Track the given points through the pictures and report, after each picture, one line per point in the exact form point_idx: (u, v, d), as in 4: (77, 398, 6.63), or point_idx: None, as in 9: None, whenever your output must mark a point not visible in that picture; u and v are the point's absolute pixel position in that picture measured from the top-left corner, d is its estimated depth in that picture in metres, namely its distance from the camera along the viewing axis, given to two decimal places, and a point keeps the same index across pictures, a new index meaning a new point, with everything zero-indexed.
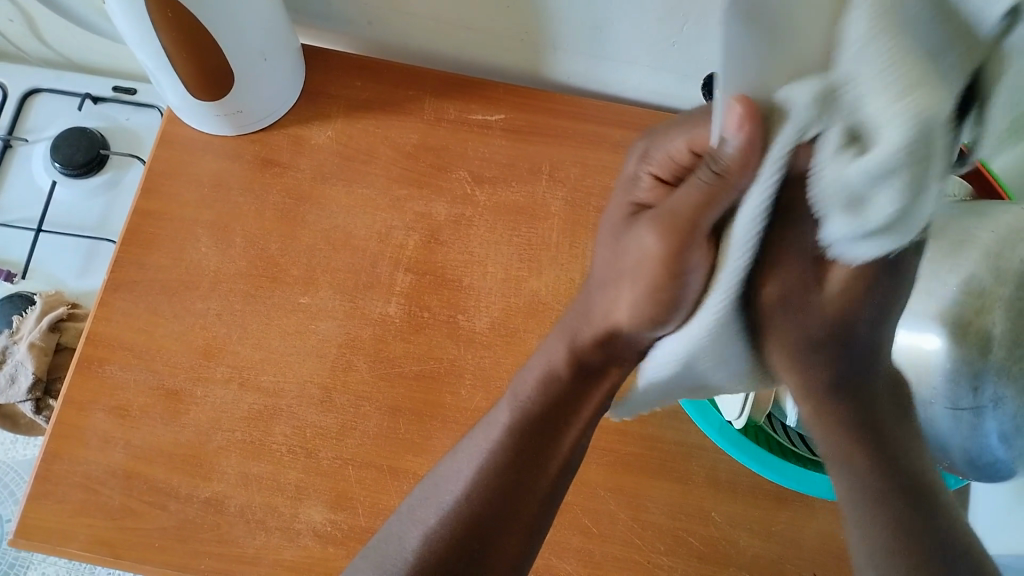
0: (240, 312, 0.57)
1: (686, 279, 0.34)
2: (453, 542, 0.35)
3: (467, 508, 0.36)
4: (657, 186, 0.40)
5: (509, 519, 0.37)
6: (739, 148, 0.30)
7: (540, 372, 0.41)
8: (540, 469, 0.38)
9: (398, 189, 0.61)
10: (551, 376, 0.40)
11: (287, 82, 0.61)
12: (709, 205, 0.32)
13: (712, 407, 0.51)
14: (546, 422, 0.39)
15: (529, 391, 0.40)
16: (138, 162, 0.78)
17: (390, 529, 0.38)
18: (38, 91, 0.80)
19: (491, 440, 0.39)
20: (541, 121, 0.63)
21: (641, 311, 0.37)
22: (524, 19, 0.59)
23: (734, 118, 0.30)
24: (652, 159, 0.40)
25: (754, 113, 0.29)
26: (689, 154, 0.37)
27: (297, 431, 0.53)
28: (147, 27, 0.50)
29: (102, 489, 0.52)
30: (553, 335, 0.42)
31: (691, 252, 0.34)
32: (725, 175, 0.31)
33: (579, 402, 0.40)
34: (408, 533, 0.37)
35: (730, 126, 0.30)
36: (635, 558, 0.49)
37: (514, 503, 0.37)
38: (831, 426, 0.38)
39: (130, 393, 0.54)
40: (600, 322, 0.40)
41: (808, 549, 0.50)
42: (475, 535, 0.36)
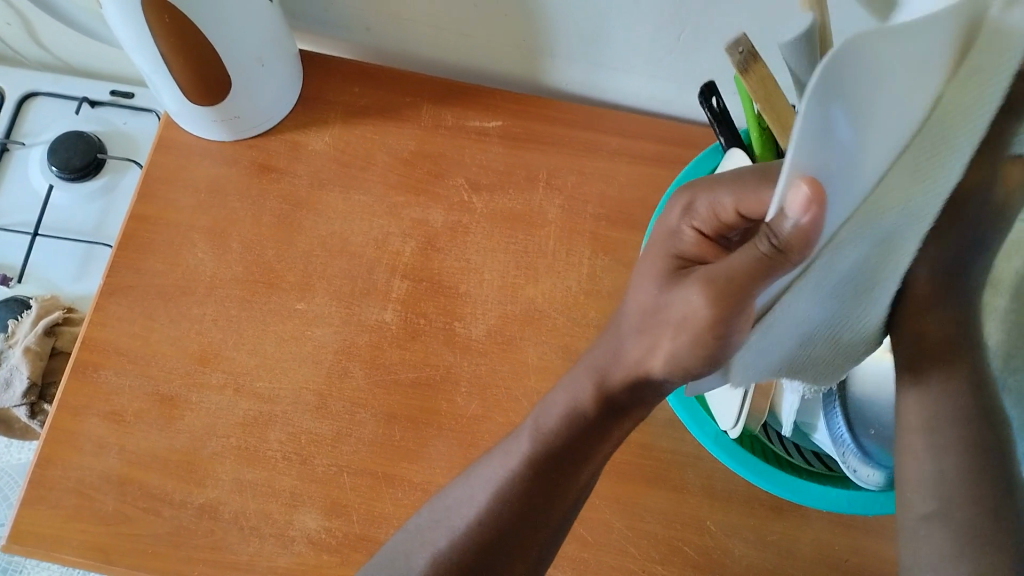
0: (235, 318, 0.57)
1: (731, 342, 0.31)
2: (459, 568, 0.37)
3: (477, 538, 0.38)
4: (702, 241, 0.37)
5: (514, 554, 0.38)
6: (805, 225, 0.25)
7: (564, 408, 0.39)
8: (556, 500, 0.39)
9: (395, 196, 0.61)
10: (574, 414, 0.39)
11: (283, 88, 0.61)
12: (765, 274, 0.28)
13: (707, 416, 0.51)
14: (561, 458, 0.39)
15: (551, 425, 0.39)
16: (134, 166, 0.78)
17: (397, 546, 0.40)
18: (36, 94, 0.80)
19: (507, 468, 0.39)
20: (538, 128, 0.63)
21: (681, 365, 0.34)
22: (522, 26, 0.59)
23: (799, 200, 0.24)
24: (696, 213, 0.39)
25: (824, 191, 0.24)
26: (735, 215, 0.37)
27: (291, 438, 0.53)
28: (144, 33, 0.50)
29: (95, 494, 0.51)
30: (579, 368, 0.40)
31: (740, 316, 0.31)
32: (785, 252, 0.27)
33: (603, 436, 0.39)
34: (417, 552, 0.39)
35: (795, 208, 0.24)
36: (630, 567, 0.49)
37: (519, 540, 0.38)
38: (928, 400, 0.37)
39: (125, 399, 0.54)
40: (632, 368, 0.37)
41: (802, 559, 0.50)
42: (481, 566, 0.37)
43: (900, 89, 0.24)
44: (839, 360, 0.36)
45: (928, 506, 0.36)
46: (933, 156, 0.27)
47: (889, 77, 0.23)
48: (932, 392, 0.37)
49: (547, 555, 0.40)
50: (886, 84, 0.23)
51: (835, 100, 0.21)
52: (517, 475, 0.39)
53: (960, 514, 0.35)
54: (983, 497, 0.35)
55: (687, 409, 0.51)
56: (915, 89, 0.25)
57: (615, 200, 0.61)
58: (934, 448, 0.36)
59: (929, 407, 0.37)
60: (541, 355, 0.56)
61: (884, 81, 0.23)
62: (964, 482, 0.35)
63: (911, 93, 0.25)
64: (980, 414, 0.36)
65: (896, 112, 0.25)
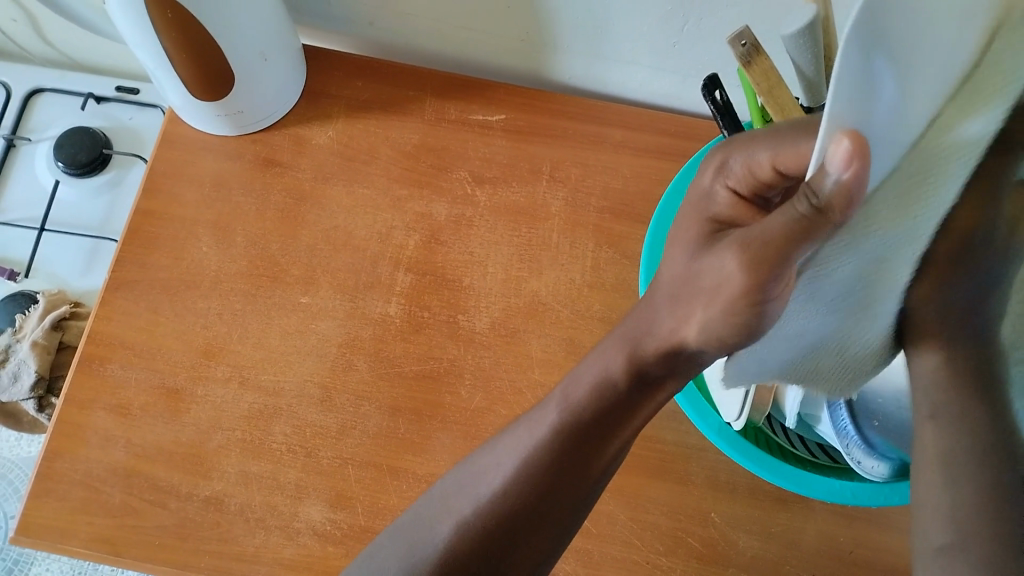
0: (240, 312, 0.57)
1: (766, 310, 0.30)
2: (482, 535, 0.37)
3: (499, 503, 0.38)
4: (737, 202, 0.36)
5: (545, 513, 0.38)
6: (845, 184, 0.24)
7: (594, 379, 0.38)
8: (584, 472, 0.38)
9: (399, 189, 0.61)
10: (605, 385, 0.38)
11: (287, 83, 0.61)
12: (801, 236, 0.27)
13: (710, 408, 0.51)
14: (600, 422, 0.38)
15: (580, 396, 0.38)
16: (139, 162, 0.78)
17: (418, 510, 0.41)
18: (41, 90, 0.81)
19: (535, 437, 0.39)
20: (540, 121, 0.63)
21: (714, 333, 0.32)
22: (524, 20, 0.59)
23: (841, 154, 0.23)
24: (732, 171, 0.36)
25: (865, 144, 0.23)
26: (772, 172, 0.34)
27: (296, 431, 0.53)
28: (148, 29, 0.50)
29: (102, 487, 0.52)
30: (609, 339, 0.39)
31: (777, 281, 0.29)
32: (826, 214, 0.26)
33: (634, 410, 0.38)
34: (442, 519, 0.39)
35: (836, 164, 0.24)
36: (634, 559, 0.49)
37: (546, 509, 0.38)
38: (941, 425, 0.36)
39: (131, 391, 0.54)
40: (666, 336, 0.35)
41: (806, 551, 0.50)
42: (503, 531, 0.37)
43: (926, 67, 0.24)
44: (852, 373, 0.36)
45: (943, 537, 0.35)
46: (926, 174, 0.27)
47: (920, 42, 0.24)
48: (945, 421, 0.36)
49: (573, 527, 0.40)
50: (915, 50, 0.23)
51: (887, 46, 0.22)
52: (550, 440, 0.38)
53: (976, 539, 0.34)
54: (999, 528, 0.34)
55: (691, 402, 0.51)
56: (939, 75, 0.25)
57: (619, 193, 0.61)
58: (946, 478, 0.36)
59: (943, 430, 0.36)
60: (545, 348, 0.56)
61: (910, 49, 0.23)
62: (979, 508, 0.34)
63: (940, 77, 0.25)
64: (992, 441, 0.36)
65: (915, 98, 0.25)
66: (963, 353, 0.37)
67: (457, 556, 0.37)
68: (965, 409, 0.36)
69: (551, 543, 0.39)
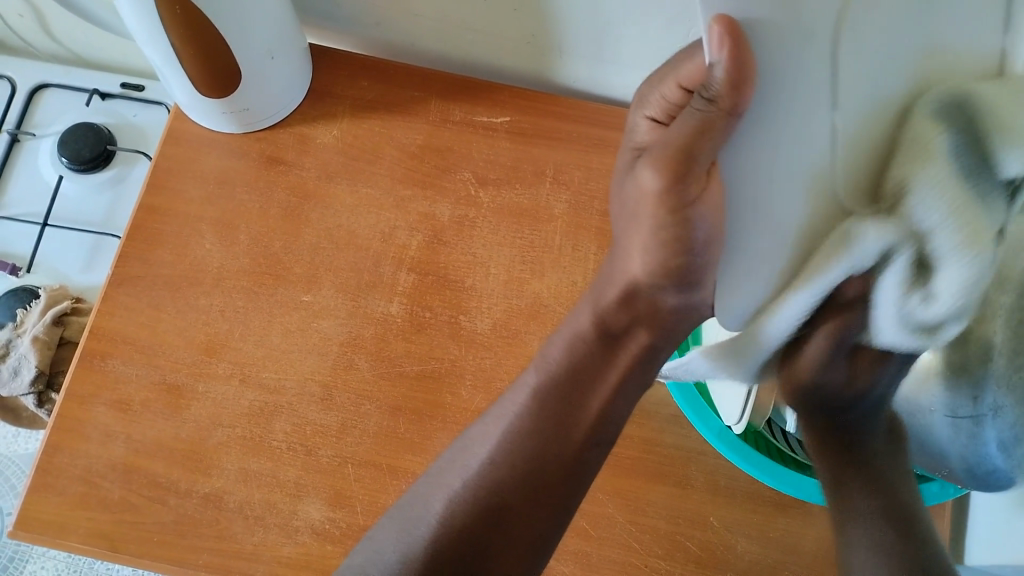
0: (242, 310, 0.57)
1: (691, 214, 0.33)
2: (474, 508, 0.39)
3: (488, 478, 0.40)
4: (655, 129, 0.40)
5: (536, 486, 0.40)
6: (728, 70, 0.27)
7: (567, 337, 0.42)
8: (565, 437, 0.41)
9: (402, 190, 0.61)
10: (576, 339, 0.42)
11: (293, 81, 0.61)
12: (702, 132, 0.30)
13: (711, 412, 0.51)
14: (576, 381, 0.42)
15: (556, 357, 0.42)
16: (143, 159, 0.78)
17: (418, 491, 0.41)
18: (46, 86, 0.81)
19: (518, 405, 0.42)
20: (546, 123, 0.63)
21: (657, 258, 0.37)
22: (531, 22, 0.59)
23: (715, 37, 0.27)
24: (648, 101, 0.39)
25: (739, 29, 0.26)
26: (680, 91, 0.37)
27: (297, 429, 0.53)
28: (156, 25, 0.50)
29: (102, 482, 0.52)
30: (580, 303, 0.43)
31: (689, 185, 0.32)
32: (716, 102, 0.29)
33: (604, 364, 0.42)
34: (434, 498, 0.40)
35: (715, 47, 0.27)
36: (631, 561, 0.49)
37: (534, 479, 0.40)
38: (830, 464, 0.47)
39: (132, 387, 0.54)
40: (621, 280, 0.40)
41: (805, 555, 0.50)
42: (493, 506, 0.39)
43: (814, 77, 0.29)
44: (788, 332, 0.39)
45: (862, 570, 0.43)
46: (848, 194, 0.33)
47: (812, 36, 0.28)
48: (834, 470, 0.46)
49: (571, 503, 0.41)
50: (811, 45, 0.28)
51: None
52: (533, 407, 0.41)
53: (877, 544, 0.43)
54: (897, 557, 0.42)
55: (691, 405, 0.52)
56: (817, 98, 0.30)
57: None
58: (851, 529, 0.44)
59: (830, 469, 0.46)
60: None
61: (813, 36, 0.28)
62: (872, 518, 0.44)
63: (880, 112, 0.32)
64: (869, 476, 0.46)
65: (786, 97, 0.29)
66: (836, 436, 0.47)
67: (453, 534, 0.39)
68: (856, 480, 0.46)
69: (548, 520, 0.40)
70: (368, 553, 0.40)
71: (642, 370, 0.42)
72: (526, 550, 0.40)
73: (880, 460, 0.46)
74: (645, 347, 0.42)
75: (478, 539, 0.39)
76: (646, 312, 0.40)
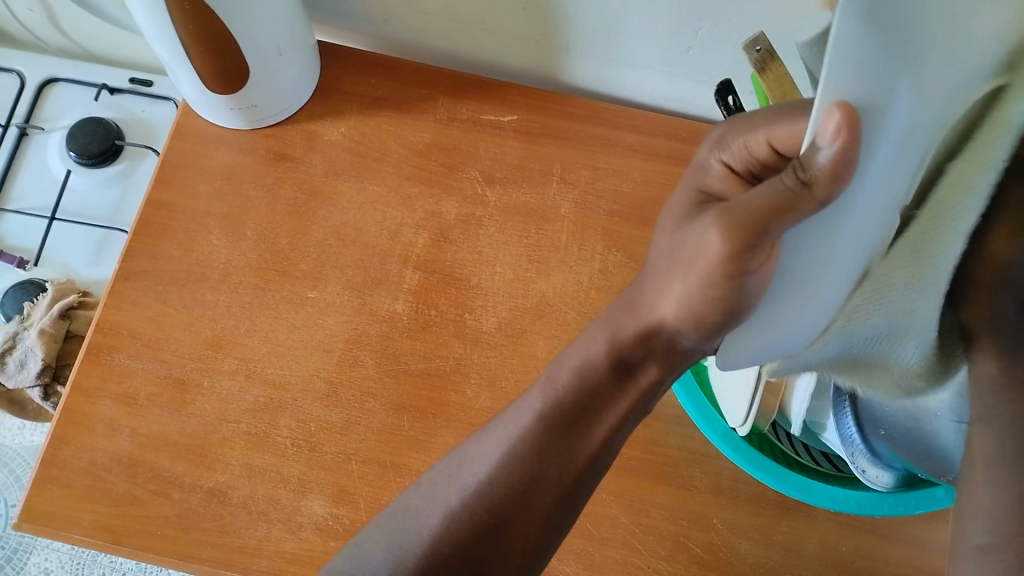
0: (248, 305, 0.57)
1: (746, 282, 0.30)
2: (471, 522, 0.37)
3: (488, 494, 0.38)
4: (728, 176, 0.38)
5: (535, 500, 0.38)
6: (834, 160, 0.25)
7: (577, 362, 0.39)
8: (569, 459, 0.38)
9: (409, 187, 0.61)
10: (585, 368, 0.38)
11: (301, 77, 0.61)
12: (781, 211, 0.28)
13: (715, 413, 0.51)
14: (584, 411, 0.38)
15: (564, 380, 0.39)
16: (150, 153, 0.79)
17: (408, 501, 0.40)
18: (56, 80, 0.81)
19: (522, 424, 0.39)
20: (553, 123, 0.63)
21: (692, 309, 0.33)
22: (540, 21, 0.59)
23: (830, 128, 0.25)
24: (727, 146, 0.38)
25: (857, 120, 0.24)
26: (768, 149, 0.36)
27: (301, 425, 0.53)
28: (165, 20, 0.50)
29: (107, 476, 0.52)
30: (595, 325, 0.40)
31: (752, 254, 0.29)
32: (813, 187, 0.27)
33: (612, 399, 0.38)
34: (429, 510, 0.38)
35: (826, 136, 0.25)
36: (634, 562, 0.49)
37: (531, 497, 0.38)
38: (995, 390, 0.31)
39: (137, 381, 0.55)
40: (647, 316, 0.37)
41: (807, 558, 0.50)
42: (492, 530, 0.37)
43: (903, 158, 0.26)
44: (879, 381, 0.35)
45: (981, 536, 0.31)
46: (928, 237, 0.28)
47: (912, 126, 0.25)
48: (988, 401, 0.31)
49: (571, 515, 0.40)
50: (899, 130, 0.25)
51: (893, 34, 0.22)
52: (535, 425, 0.38)
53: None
54: None
55: (696, 407, 0.52)
56: (897, 183, 0.26)
57: (629, 196, 0.61)
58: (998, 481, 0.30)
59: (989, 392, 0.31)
60: (551, 349, 0.56)
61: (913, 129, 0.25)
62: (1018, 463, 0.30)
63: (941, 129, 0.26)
64: None
65: (867, 173, 0.26)
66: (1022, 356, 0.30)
67: (450, 546, 0.37)
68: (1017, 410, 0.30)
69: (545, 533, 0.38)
70: (354, 559, 0.39)
71: (643, 404, 0.39)
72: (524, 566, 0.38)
73: None
74: (650, 386, 0.38)
75: (477, 555, 0.37)
76: (661, 351, 0.37)
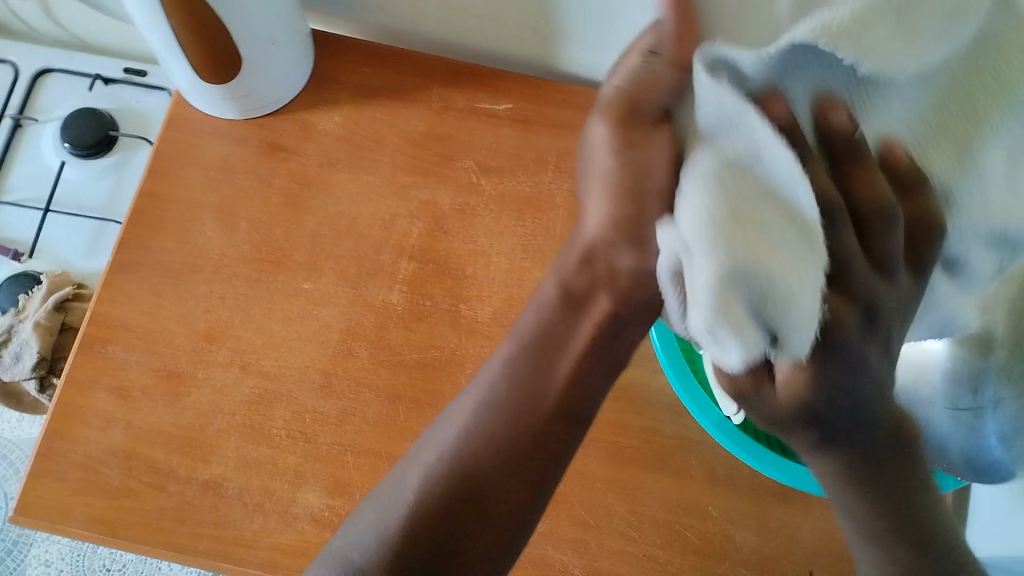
0: (243, 297, 0.57)
1: (646, 159, 0.36)
2: (449, 481, 0.39)
3: (462, 451, 0.40)
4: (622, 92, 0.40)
5: (512, 455, 0.39)
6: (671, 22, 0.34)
7: (535, 307, 0.43)
8: (537, 406, 0.40)
9: (403, 177, 0.61)
10: (542, 306, 0.43)
11: (295, 67, 0.61)
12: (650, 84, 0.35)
13: (710, 402, 0.51)
14: (543, 349, 0.41)
15: (526, 327, 0.42)
16: (145, 145, 0.78)
17: (393, 476, 0.41)
18: (50, 71, 0.80)
19: (490, 377, 0.41)
20: (550, 112, 0.63)
21: (611, 208, 0.39)
22: (535, 9, 0.59)
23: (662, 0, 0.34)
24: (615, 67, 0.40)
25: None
26: None
27: (296, 416, 0.53)
28: (155, 10, 0.50)
29: (101, 468, 0.52)
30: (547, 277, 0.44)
31: (641, 132, 0.36)
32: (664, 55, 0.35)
33: (569, 328, 0.41)
34: (409, 474, 0.40)
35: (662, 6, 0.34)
36: (629, 551, 0.49)
37: (509, 452, 0.39)
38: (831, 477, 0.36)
39: (132, 373, 0.55)
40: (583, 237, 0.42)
41: (804, 547, 0.50)
42: (469, 484, 0.39)
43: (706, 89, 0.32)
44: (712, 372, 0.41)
45: None
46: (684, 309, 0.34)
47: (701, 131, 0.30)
48: (833, 477, 0.36)
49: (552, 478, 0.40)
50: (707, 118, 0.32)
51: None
52: (504, 372, 0.41)
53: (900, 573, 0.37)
54: None
55: (690, 396, 0.51)
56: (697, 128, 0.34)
57: None
58: (844, 507, 0.37)
59: (832, 480, 0.36)
60: None
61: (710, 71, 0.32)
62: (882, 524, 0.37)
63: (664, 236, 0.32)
64: (869, 485, 0.36)
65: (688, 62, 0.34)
66: (838, 448, 0.34)
67: (428, 505, 0.38)
68: (855, 492, 0.36)
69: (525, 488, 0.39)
70: (343, 530, 0.40)
71: (605, 341, 0.41)
72: (507, 522, 0.39)
73: (898, 462, 0.36)
74: (605, 316, 0.41)
75: (456, 512, 0.38)
76: (604, 273, 0.41)
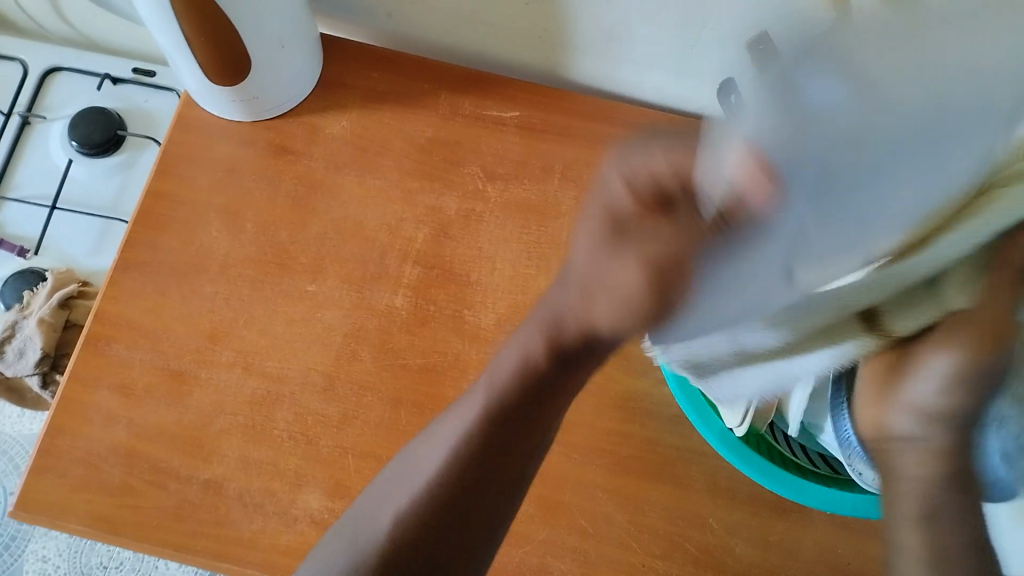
0: (247, 298, 0.57)
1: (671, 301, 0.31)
2: (423, 520, 0.37)
3: (438, 492, 0.37)
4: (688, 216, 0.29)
5: (486, 489, 0.38)
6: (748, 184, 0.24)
7: (515, 363, 0.36)
8: (512, 445, 0.38)
9: (409, 182, 0.61)
10: (525, 366, 0.36)
11: (304, 70, 0.61)
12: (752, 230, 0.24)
13: (713, 413, 0.51)
14: (529, 388, 0.37)
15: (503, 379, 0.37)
16: (152, 144, 0.79)
17: (370, 498, 0.40)
18: (58, 69, 0.81)
19: (465, 420, 0.38)
20: (556, 120, 0.63)
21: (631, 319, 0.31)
22: (544, 18, 0.59)
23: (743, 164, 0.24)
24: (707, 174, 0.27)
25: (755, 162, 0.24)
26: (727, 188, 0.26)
27: (298, 418, 0.53)
28: (168, 13, 0.50)
29: (103, 466, 0.52)
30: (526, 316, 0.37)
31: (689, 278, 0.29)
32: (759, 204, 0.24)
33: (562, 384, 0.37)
34: (383, 509, 0.38)
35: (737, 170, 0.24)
36: (629, 561, 0.49)
37: (485, 486, 0.38)
38: (933, 454, 0.37)
39: (135, 372, 0.55)
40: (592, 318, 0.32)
41: (803, 560, 0.50)
42: (440, 528, 0.37)
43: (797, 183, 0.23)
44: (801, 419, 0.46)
45: None
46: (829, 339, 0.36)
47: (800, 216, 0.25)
48: (932, 455, 0.37)
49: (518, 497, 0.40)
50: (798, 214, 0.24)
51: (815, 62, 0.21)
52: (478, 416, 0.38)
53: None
54: None
55: (694, 408, 0.51)
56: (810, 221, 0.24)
57: None
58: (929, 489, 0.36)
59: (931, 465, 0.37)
60: None
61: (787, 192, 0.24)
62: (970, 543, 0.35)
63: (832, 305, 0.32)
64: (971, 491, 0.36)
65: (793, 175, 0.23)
66: (953, 437, 0.36)
67: (405, 544, 0.37)
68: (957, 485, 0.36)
69: (495, 516, 0.38)
70: (321, 562, 0.39)
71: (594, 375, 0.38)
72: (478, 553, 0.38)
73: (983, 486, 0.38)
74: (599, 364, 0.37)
75: (432, 550, 0.37)
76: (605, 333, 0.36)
